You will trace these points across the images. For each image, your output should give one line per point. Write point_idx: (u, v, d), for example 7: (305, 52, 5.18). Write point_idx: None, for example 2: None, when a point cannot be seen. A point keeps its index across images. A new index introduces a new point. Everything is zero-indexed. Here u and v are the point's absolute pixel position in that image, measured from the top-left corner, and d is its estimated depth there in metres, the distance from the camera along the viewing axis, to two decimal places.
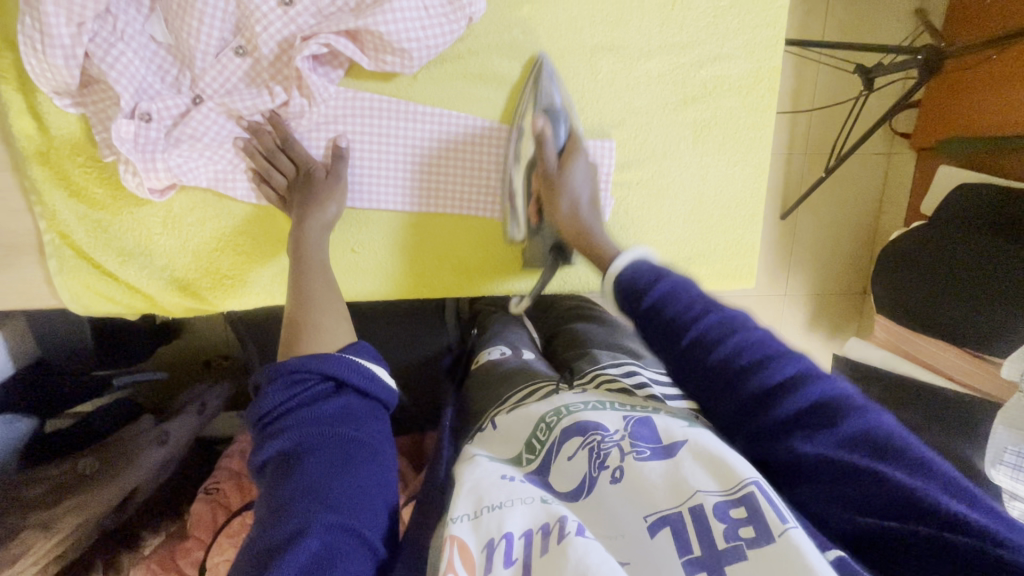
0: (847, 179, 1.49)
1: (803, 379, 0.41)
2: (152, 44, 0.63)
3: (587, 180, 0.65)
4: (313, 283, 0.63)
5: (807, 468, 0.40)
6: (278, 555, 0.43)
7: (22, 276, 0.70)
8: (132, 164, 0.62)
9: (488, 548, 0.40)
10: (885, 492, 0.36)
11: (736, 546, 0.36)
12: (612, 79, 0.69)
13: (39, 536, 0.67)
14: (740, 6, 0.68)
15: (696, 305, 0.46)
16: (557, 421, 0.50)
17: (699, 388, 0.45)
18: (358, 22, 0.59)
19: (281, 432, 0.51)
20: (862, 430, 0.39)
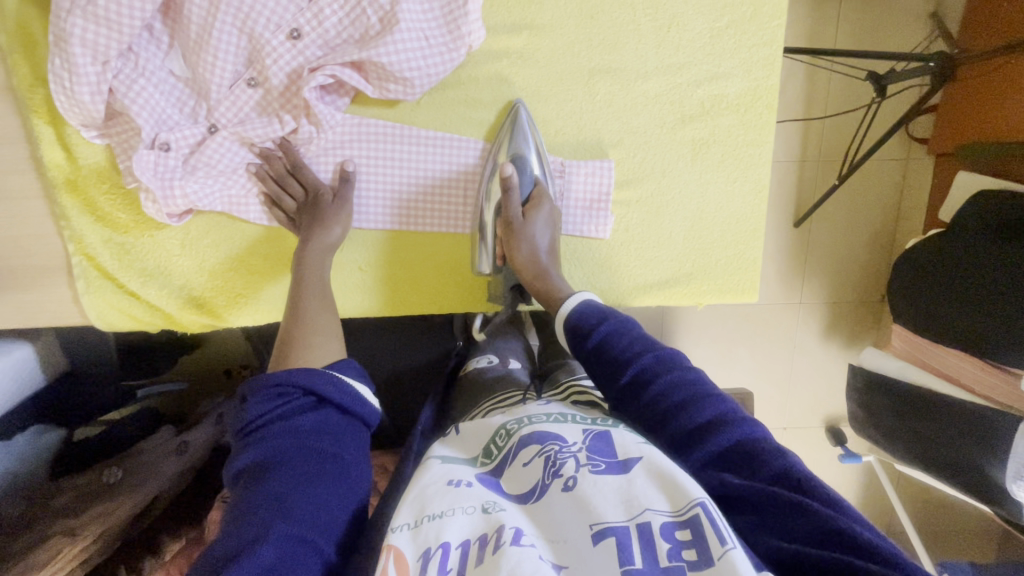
0: (860, 187, 1.48)
1: (725, 421, 0.51)
2: (170, 78, 0.67)
3: (551, 229, 0.70)
4: (309, 302, 0.67)
5: (740, 493, 0.47)
6: (236, 557, 0.48)
7: (53, 296, 0.74)
8: (152, 191, 0.66)
9: (424, 558, 0.46)
10: (807, 519, 0.42)
11: (678, 565, 0.42)
12: (610, 100, 0.70)
13: (65, 542, 0.71)
14: (739, 26, 0.68)
15: (636, 347, 0.58)
16: (517, 429, 0.59)
17: (641, 416, 0.55)
18: (362, 53, 0.62)
19: (259, 441, 0.57)
20: (778, 472, 0.47)
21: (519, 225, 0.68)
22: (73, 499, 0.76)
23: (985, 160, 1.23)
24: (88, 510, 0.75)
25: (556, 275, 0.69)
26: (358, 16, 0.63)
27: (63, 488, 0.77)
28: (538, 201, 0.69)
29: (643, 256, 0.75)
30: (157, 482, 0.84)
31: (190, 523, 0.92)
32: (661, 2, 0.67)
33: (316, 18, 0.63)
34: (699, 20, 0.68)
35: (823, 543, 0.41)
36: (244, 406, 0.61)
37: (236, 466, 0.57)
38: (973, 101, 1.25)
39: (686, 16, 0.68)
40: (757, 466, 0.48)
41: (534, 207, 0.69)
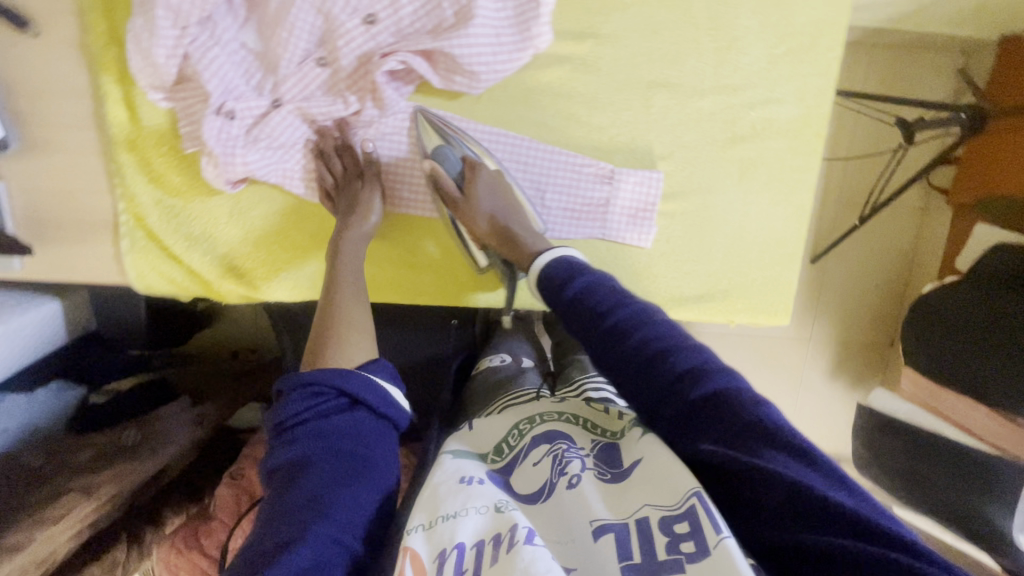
0: (879, 231, 1.50)
1: (703, 370, 0.49)
2: (242, 50, 0.68)
3: (493, 185, 0.71)
4: (341, 298, 0.69)
5: (715, 461, 0.45)
6: (276, 556, 0.48)
7: (94, 252, 0.75)
8: (214, 155, 0.67)
9: (439, 559, 0.48)
10: (777, 486, 0.41)
11: (675, 558, 0.42)
12: (665, 113, 0.72)
13: (81, 499, 0.70)
14: (796, 54, 0.70)
15: (607, 298, 0.56)
16: (529, 429, 0.61)
17: (613, 370, 0.53)
18: (435, 43, 0.64)
19: (296, 440, 0.59)
20: (754, 423, 0.44)
21: (466, 204, 0.71)
22: (93, 458, 0.76)
23: (999, 214, 1.26)
24: (106, 469, 0.75)
25: (518, 226, 0.70)
26: (433, 8, 0.65)
27: (81, 445, 0.77)
28: (471, 173, 0.70)
29: (682, 268, 0.76)
30: (170, 450, 0.83)
31: (194, 500, 0.93)
32: (723, 23, 0.69)
33: (393, 6, 0.65)
34: (759, 45, 0.70)
35: (793, 511, 0.39)
36: (281, 403, 0.62)
37: (273, 463, 0.58)
38: (992, 156, 1.29)
39: (746, 40, 0.70)
40: (727, 422, 0.45)
41: (471, 181, 0.70)
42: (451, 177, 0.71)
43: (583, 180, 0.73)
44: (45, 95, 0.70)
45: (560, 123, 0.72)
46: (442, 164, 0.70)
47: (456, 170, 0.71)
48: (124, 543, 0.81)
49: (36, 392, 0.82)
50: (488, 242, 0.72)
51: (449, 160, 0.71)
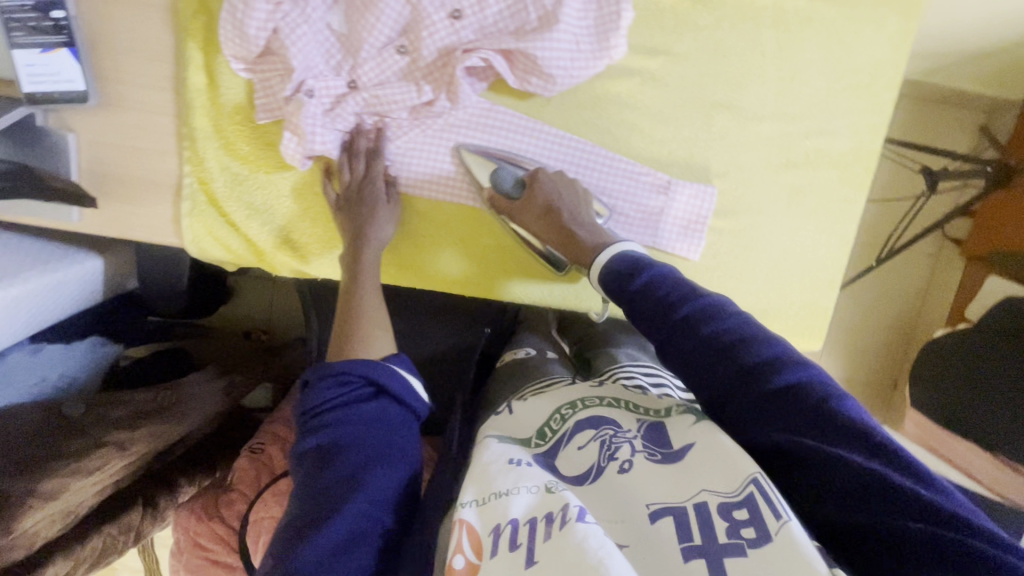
0: (892, 273, 1.54)
1: (779, 363, 0.51)
2: (326, 31, 0.70)
3: (557, 186, 0.73)
4: (365, 295, 0.74)
5: (787, 448, 0.47)
6: (313, 532, 0.55)
7: (153, 211, 0.76)
8: (299, 130, 0.69)
9: (494, 533, 0.50)
10: (850, 475, 0.43)
11: (735, 543, 0.43)
12: (724, 133, 0.74)
13: (115, 454, 0.71)
14: (855, 90, 0.73)
15: (681, 292, 0.59)
16: (571, 414, 0.62)
17: (684, 361, 0.56)
18: (519, 45, 0.66)
19: (326, 424, 0.64)
20: (830, 414, 0.47)
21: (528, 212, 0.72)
22: (130, 415, 0.76)
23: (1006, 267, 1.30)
24: (142, 427, 0.76)
25: (580, 227, 0.72)
26: (519, 10, 0.67)
27: (119, 401, 0.76)
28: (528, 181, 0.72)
29: (724, 284, 0.79)
30: (197, 417, 0.84)
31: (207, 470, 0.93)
32: (789, 54, 0.72)
33: (479, 4, 0.67)
34: (820, 78, 0.73)
35: (867, 498, 0.42)
36: (310, 392, 0.67)
37: (304, 446, 0.64)
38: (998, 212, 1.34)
39: (809, 72, 0.73)
40: (800, 413, 0.48)
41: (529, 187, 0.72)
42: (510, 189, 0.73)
43: (638, 189, 0.76)
44: (129, 54, 0.72)
45: (623, 133, 0.74)
46: (495, 176, 0.72)
47: (513, 180, 0.73)
48: (139, 506, 0.82)
49: (73, 345, 0.86)
50: (546, 242, 0.74)
51: (502, 178, 0.72)
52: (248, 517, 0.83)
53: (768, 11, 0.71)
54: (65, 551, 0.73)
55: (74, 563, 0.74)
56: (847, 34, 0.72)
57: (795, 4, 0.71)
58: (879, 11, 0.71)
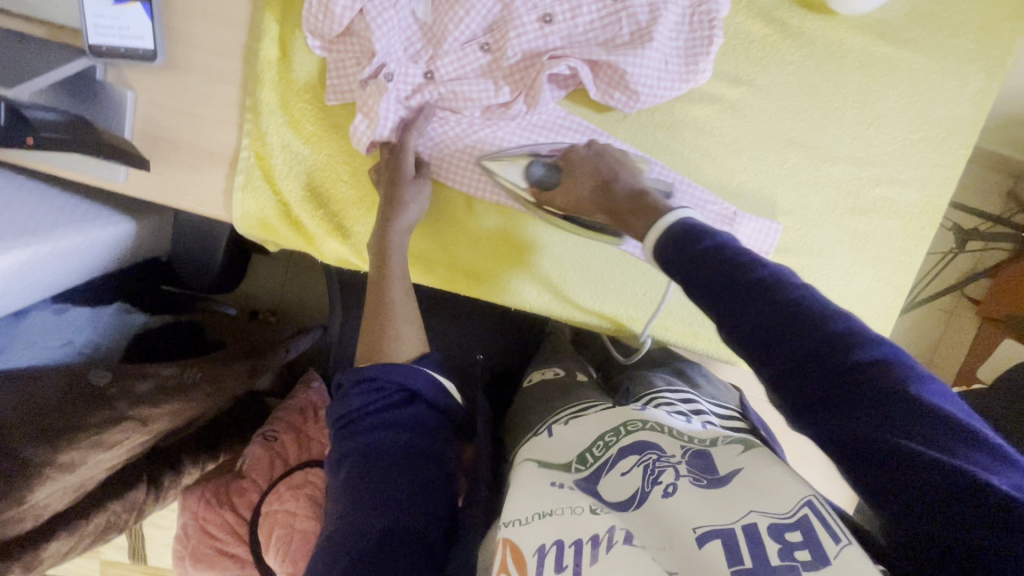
0: (909, 325, 1.54)
1: (866, 341, 0.42)
2: (410, 19, 0.68)
3: (598, 159, 0.68)
4: (395, 289, 0.69)
5: (871, 449, 0.39)
6: (352, 544, 0.53)
7: (204, 180, 0.73)
8: (374, 110, 0.66)
9: (539, 553, 0.46)
10: (933, 480, 0.37)
11: (788, 564, 0.40)
12: (796, 170, 0.74)
13: (137, 429, 0.69)
14: (930, 142, 0.73)
15: (744, 253, 0.48)
16: (616, 440, 0.57)
17: (749, 334, 0.45)
18: (610, 57, 0.65)
19: (361, 434, 0.61)
20: (925, 408, 0.39)
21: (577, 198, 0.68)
22: (155, 389, 0.72)
23: None
24: (167, 403, 0.72)
25: (625, 193, 0.64)
26: (612, 22, 0.66)
27: (149, 373, 0.73)
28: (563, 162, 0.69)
29: None
30: (217, 398, 0.82)
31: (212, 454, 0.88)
32: (870, 99, 0.72)
33: (572, 12, 0.66)
34: (898, 127, 0.73)
35: (971, 514, 0.35)
36: (341, 398, 0.65)
37: (339, 454, 0.62)
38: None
39: (887, 120, 0.72)
40: (883, 398, 0.40)
41: (565, 168, 0.68)
42: (547, 179, 0.69)
43: (703, 215, 0.73)
44: (202, 17, 0.69)
45: (695, 159, 0.73)
46: (529, 171, 0.69)
47: (544, 170, 0.69)
48: (144, 484, 0.77)
49: (101, 309, 0.84)
50: (594, 213, 0.69)
51: (536, 173, 0.69)
52: (259, 508, 0.80)
53: (856, 55, 0.70)
54: (67, 529, 0.68)
55: (76, 540, 0.70)
56: (929, 86, 0.71)
57: (883, 50, 0.70)
58: (963, 69, 0.71)
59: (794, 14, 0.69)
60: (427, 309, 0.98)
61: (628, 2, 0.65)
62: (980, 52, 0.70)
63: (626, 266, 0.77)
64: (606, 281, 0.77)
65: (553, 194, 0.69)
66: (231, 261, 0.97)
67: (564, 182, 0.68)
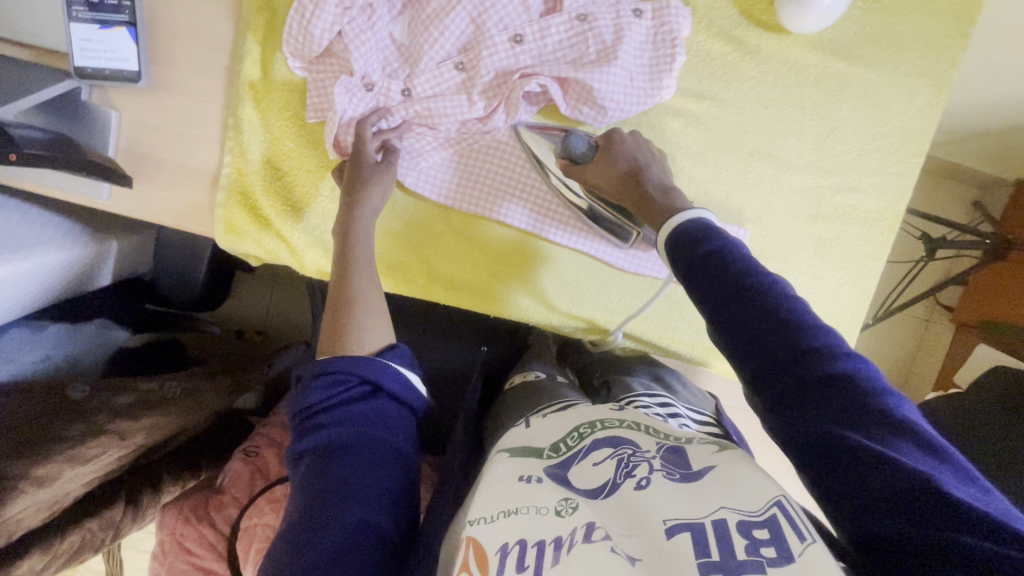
0: (886, 333, 1.57)
1: (844, 353, 0.46)
2: (388, 40, 0.70)
3: (638, 150, 0.69)
4: (360, 281, 0.69)
5: (830, 441, 0.43)
6: (312, 539, 0.52)
7: (185, 196, 0.75)
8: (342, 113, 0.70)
9: (501, 552, 0.47)
10: (884, 474, 0.39)
11: (755, 560, 0.41)
12: (760, 179, 0.77)
13: (113, 443, 0.68)
14: (886, 152, 0.77)
15: (745, 262, 0.52)
16: (590, 433, 0.60)
17: (741, 330, 0.49)
18: (577, 74, 0.68)
19: (323, 426, 0.60)
20: (885, 411, 0.43)
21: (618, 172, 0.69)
22: (131, 403, 0.73)
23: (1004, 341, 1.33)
24: (145, 417, 0.72)
25: (655, 186, 0.66)
26: (579, 42, 0.70)
27: (128, 388, 0.75)
28: (606, 143, 0.70)
29: None
30: (195, 415, 0.80)
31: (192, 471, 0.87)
32: (826, 112, 0.76)
33: (541, 32, 0.69)
34: (855, 138, 0.77)
35: (903, 500, 0.38)
36: (302, 391, 0.64)
37: (301, 448, 0.61)
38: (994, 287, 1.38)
39: (843, 131, 0.76)
40: (854, 404, 0.44)
41: (606, 149, 0.70)
42: (586, 158, 0.70)
43: None
44: (186, 40, 0.72)
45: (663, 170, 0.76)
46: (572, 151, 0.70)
47: (585, 151, 0.70)
48: (122, 502, 0.77)
49: (80, 325, 0.85)
50: (620, 203, 0.70)
51: (574, 146, 0.70)
52: (238, 523, 0.79)
53: (811, 70, 0.75)
54: (43, 546, 0.68)
55: (49, 559, 0.69)
56: (881, 99, 0.76)
57: (836, 66, 0.74)
58: (912, 82, 0.75)
59: (751, 33, 0.74)
60: (410, 322, 0.99)
61: (595, 23, 0.69)
62: (928, 67, 0.75)
63: (598, 271, 0.79)
64: (579, 285, 0.80)
65: (590, 174, 0.70)
66: (213, 279, 0.98)
67: (604, 162, 0.69)
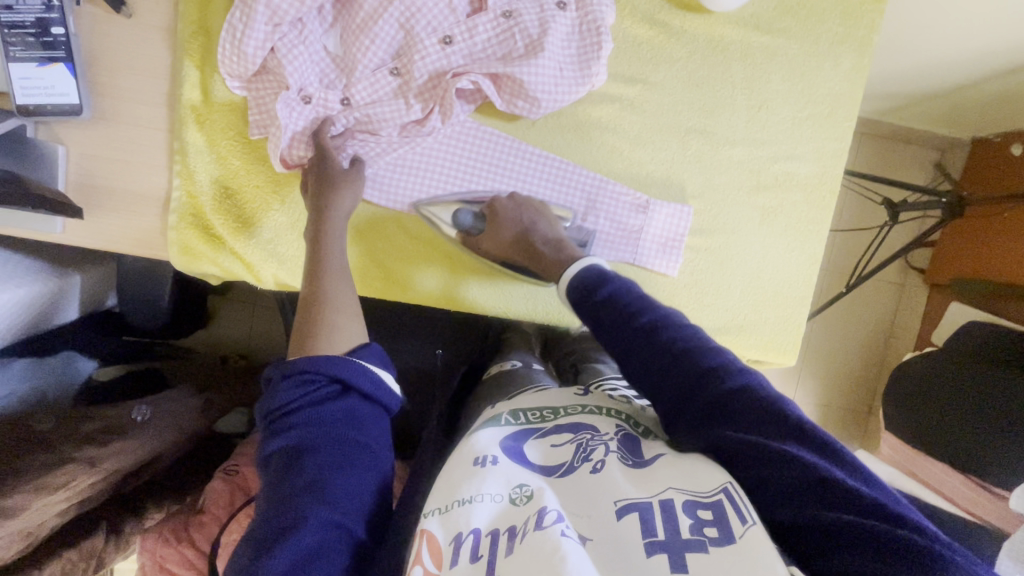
0: (863, 299, 1.59)
1: (730, 369, 0.54)
2: (322, 52, 0.72)
3: (518, 210, 0.76)
4: (337, 285, 0.70)
5: (736, 448, 0.49)
6: (280, 540, 0.52)
7: (139, 223, 0.76)
8: (283, 131, 0.71)
9: (455, 541, 0.47)
10: (789, 471, 0.46)
11: (699, 539, 0.43)
12: (699, 156, 0.79)
13: (83, 471, 0.69)
14: (817, 119, 0.79)
15: (637, 301, 0.61)
16: (553, 417, 0.59)
17: (642, 369, 0.58)
18: (506, 69, 0.70)
19: (291, 428, 0.60)
20: (782, 418, 0.49)
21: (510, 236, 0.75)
22: (98, 430, 0.75)
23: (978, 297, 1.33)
24: (110, 444, 0.74)
25: (544, 243, 0.74)
26: (507, 38, 0.72)
27: (89, 418, 0.77)
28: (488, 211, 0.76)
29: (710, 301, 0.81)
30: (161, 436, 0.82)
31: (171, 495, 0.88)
32: (756, 85, 0.78)
33: (469, 32, 0.71)
34: (786, 107, 0.79)
35: (807, 492, 0.45)
36: (271, 391, 0.63)
37: (268, 449, 0.60)
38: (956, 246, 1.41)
39: (774, 102, 0.78)
40: (754, 414, 0.50)
41: (490, 216, 0.76)
42: (474, 228, 0.76)
43: (620, 207, 0.79)
44: (126, 71, 0.73)
45: (603, 156, 0.79)
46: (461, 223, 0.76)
47: (472, 220, 0.76)
48: (104, 530, 0.77)
49: (47, 358, 0.88)
50: (519, 258, 0.77)
51: (463, 218, 0.76)
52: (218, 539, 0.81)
53: (736, 46, 0.77)
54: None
55: None
56: (808, 68, 0.78)
57: (760, 41, 0.77)
58: (836, 49, 0.78)
59: (675, 16, 0.76)
60: (380, 327, 1.00)
61: (519, 18, 0.71)
62: (849, 33, 0.77)
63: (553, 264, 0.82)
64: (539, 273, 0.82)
65: (483, 241, 0.76)
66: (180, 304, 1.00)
67: (490, 231, 0.76)
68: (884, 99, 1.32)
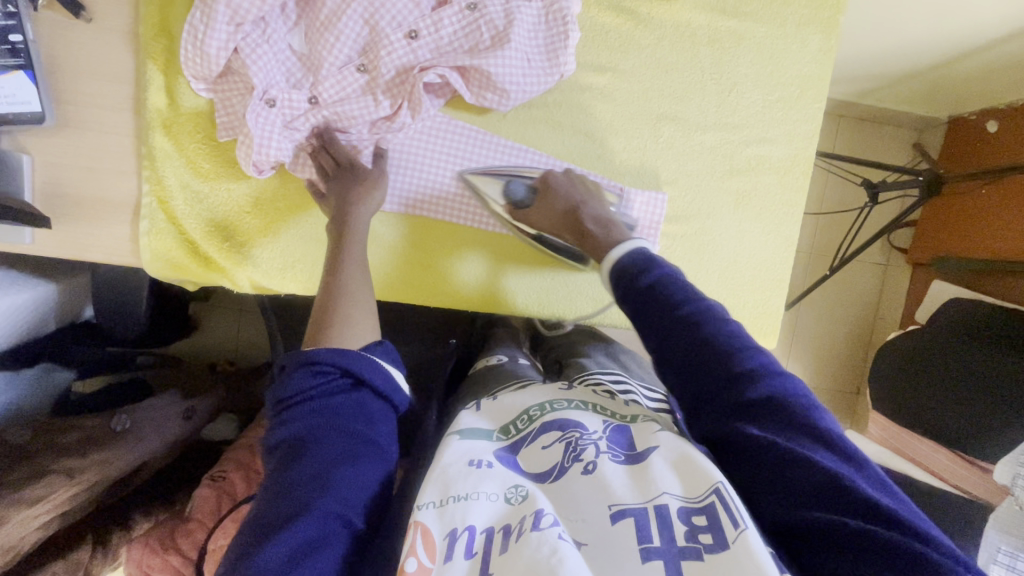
0: (847, 280, 1.61)
1: (767, 371, 0.52)
2: (287, 51, 0.71)
3: (571, 185, 0.75)
4: (350, 276, 0.70)
5: (752, 447, 0.49)
6: (279, 529, 0.51)
7: (110, 230, 0.75)
8: (250, 136, 0.69)
9: (450, 537, 0.47)
10: (809, 477, 0.45)
11: (693, 547, 0.43)
12: (672, 142, 0.79)
13: (64, 482, 0.69)
14: (787, 101, 0.80)
15: (683, 291, 0.58)
16: (539, 415, 0.59)
17: (678, 361, 0.55)
18: (473, 61, 0.70)
19: (299, 417, 0.59)
20: (808, 423, 0.49)
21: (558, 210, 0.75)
22: (80, 439, 0.76)
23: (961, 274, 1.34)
24: (93, 454, 0.74)
25: (591, 219, 0.72)
26: (473, 30, 0.71)
27: (69, 428, 0.77)
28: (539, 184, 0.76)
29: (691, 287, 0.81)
30: (145, 444, 0.83)
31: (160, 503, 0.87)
32: (725, 69, 0.78)
33: (435, 25, 0.71)
34: (756, 91, 0.79)
35: (823, 497, 0.45)
36: (283, 379, 0.62)
37: (275, 438, 0.59)
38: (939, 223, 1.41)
39: (744, 86, 0.79)
40: (779, 418, 0.50)
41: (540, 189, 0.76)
42: (524, 199, 0.76)
43: None
44: (89, 76, 0.72)
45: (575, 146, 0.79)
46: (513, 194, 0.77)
47: (525, 193, 0.76)
48: (89, 543, 0.77)
49: (22, 371, 0.88)
50: (563, 236, 0.76)
51: (514, 190, 0.76)
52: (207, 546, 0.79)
53: (703, 31, 0.77)
54: None
55: None
56: (776, 50, 0.78)
57: (727, 25, 0.77)
58: (802, 31, 0.78)
59: (641, 3, 0.76)
60: None
61: (484, 10, 0.70)
62: (815, 15, 0.78)
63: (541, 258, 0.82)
64: (521, 267, 0.82)
65: (534, 214, 0.76)
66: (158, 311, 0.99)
67: (540, 205, 0.76)
68: (859, 81, 1.33)
